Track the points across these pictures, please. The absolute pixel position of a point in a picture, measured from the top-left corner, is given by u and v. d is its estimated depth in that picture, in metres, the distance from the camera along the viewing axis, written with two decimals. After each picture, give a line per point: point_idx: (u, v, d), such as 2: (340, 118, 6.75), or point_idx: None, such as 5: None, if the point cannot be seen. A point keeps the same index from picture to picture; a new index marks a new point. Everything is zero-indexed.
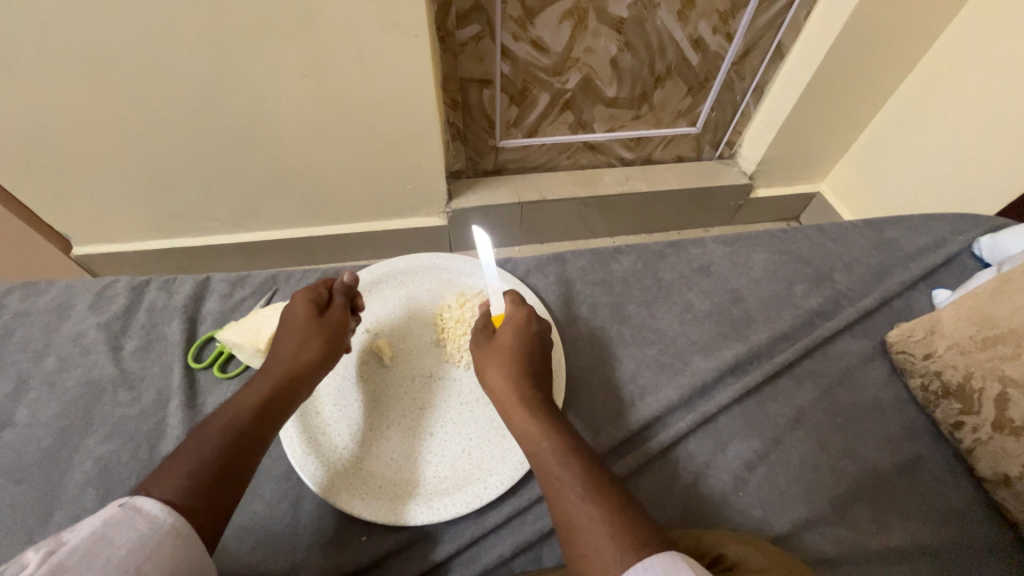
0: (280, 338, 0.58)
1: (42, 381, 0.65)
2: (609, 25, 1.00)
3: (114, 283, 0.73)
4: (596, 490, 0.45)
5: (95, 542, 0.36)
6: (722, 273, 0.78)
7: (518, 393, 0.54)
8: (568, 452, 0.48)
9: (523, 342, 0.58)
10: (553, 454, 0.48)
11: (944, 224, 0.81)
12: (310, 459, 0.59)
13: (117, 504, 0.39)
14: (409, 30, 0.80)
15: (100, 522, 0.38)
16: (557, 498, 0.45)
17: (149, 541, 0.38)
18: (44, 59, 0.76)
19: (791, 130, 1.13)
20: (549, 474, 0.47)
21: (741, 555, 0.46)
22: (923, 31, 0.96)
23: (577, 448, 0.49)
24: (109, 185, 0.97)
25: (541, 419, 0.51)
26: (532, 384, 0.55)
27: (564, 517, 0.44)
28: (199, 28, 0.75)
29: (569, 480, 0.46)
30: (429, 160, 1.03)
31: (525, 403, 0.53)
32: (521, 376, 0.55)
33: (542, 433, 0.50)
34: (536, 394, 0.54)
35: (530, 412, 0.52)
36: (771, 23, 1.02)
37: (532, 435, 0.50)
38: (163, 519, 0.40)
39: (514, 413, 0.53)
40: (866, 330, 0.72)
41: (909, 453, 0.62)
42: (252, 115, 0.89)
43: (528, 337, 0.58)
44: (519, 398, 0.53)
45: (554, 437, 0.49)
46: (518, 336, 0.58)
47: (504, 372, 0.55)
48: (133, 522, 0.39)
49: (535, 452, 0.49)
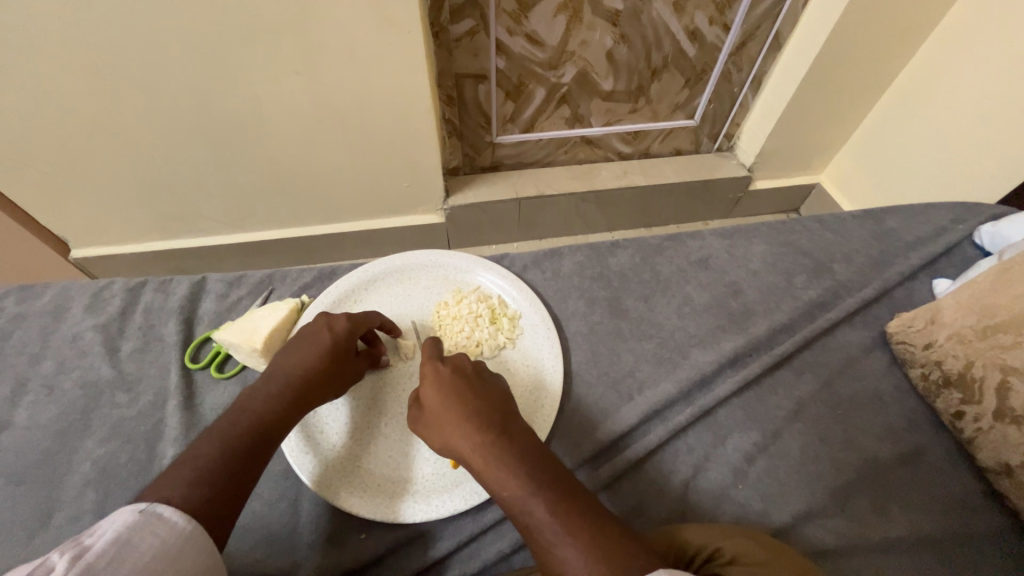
0: (291, 348, 0.57)
1: (40, 384, 0.65)
2: (604, 18, 0.99)
3: (110, 285, 0.73)
4: (573, 526, 0.43)
5: (121, 547, 0.37)
6: (720, 265, 0.77)
7: (471, 434, 0.48)
8: (535, 492, 0.45)
9: (459, 374, 0.53)
10: (522, 498, 0.45)
11: (945, 214, 0.81)
12: (308, 458, 0.59)
13: (137, 510, 0.40)
14: (402, 26, 0.79)
15: (124, 528, 0.39)
16: (538, 543, 0.43)
17: (171, 547, 0.39)
18: (35, 62, 0.76)
19: (789, 121, 1.12)
20: (524, 521, 0.44)
21: (740, 549, 0.46)
22: (923, 19, 0.95)
23: (545, 482, 0.45)
24: (106, 187, 0.97)
25: (501, 459, 0.47)
26: (483, 415, 0.49)
27: (545, 556, 0.43)
28: (191, 27, 0.74)
29: (541, 522, 0.43)
30: (425, 158, 1.03)
31: (477, 450, 0.48)
32: (463, 425, 0.49)
33: (507, 476, 0.46)
34: (490, 428, 0.49)
35: (488, 455, 0.47)
36: (769, 13, 1.01)
37: (498, 480, 0.46)
38: (181, 525, 0.41)
39: (472, 458, 0.48)
40: (867, 320, 0.72)
41: (910, 443, 0.62)
42: (247, 114, 0.89)
43: (446, 380, 0.52)
44: (473, 440, 0.48)
45: (519, 478, 0.45)
46: (457, 372, 0.53)
47: (449, 415, 0.50)
48: (153, 529, 0.40)
49: (503, 498, 0.46)
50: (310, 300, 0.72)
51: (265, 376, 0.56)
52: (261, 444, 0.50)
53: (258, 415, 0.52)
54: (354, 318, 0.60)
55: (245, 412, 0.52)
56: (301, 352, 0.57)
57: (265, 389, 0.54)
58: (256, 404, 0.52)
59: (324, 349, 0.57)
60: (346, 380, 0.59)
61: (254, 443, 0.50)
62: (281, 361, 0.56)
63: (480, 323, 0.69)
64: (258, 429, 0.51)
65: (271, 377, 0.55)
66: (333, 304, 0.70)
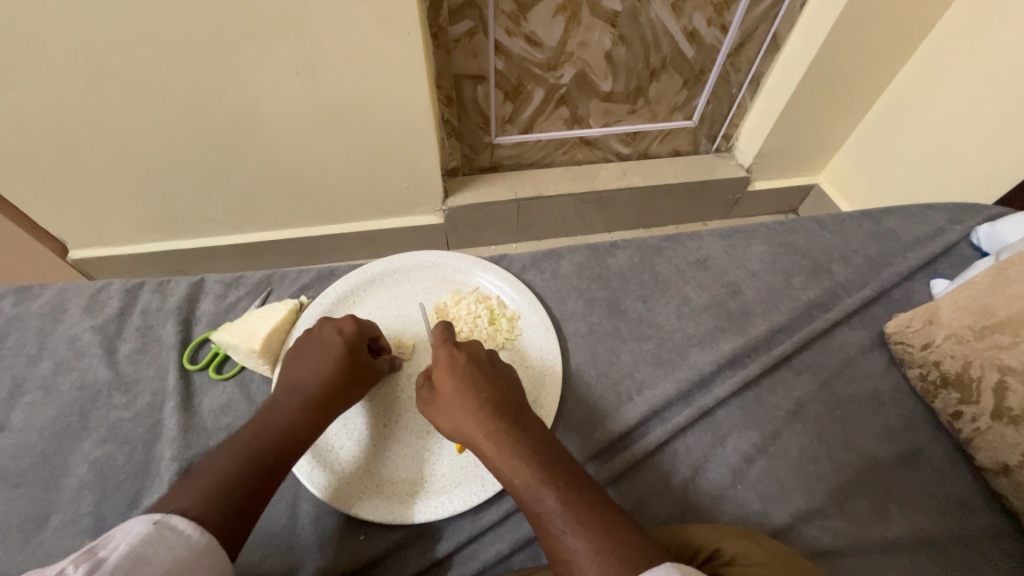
0: (304, 358, 0.58)
1: (37, 385, 0.64)
2: (603, 18, 0.99)
3: (108, 286, 0.73)
4: (584, 516, 0.43)
5: (135, 560, 0.37)
6: (719, 266, 0.78)
7: (486, 421, 0.49)
8: (547, 481, 0.45)
9: (475, 364, 0.54)
10: (533, 486, 0.45)
11: (942, 214, 0.81)
12: (309, 460, 0.59)
13: (150, 521, 0.40)
14: (400, 27, 0.79)
15: (138, 540, 0.38)
16: (547, 531, 0.43)
17: (185, 561, 0.39)
18: (32, 62, 0.75)
19: (788, 122, 1.12)
20: (534, 510, 0.44)
21: (740, 549, 0.46)
22: (920, 20, 0.95)
23: (556, 470, 0.46)
24: (104, 188, 0.97)
25: (515, 447, 0.47)
26: (498, 403, 0.50)
27: (554, 547, 0.43)
28: (187, 25, 0.74)
29: (551, 512, 0.44)
30: (423, 159, 1.03)
31: (491, 438, 0.48)
32: (479, 414, 0.49)
33: (519, 464, 0.46)
34: (504, 416, 0.49)
35: (502, 442, 0.48)
36: (767, 14, 1.01)
37: (510, 467, 0.47)
38: (195, 538, 0.41)
39: (484, 445, 0.48)
40: (865, 320, 0.72)
41: (908, 443, 0.62)
42: (245, 115, 0.88)
43: (461, 369, 0.53)
44: (487, 428, 0.49)
45: (531, 466, 0.46)
46: (472, 361, 0.54)
47: (461, 403, 0.50)
48: (168, 542, 0.39)
49: (515, 487, 0.46)
50: (309, 301, 0.72)
51: (285, 388, 0.56)
52: (282, 454, 0.51)
53: (281, 426, 0.52)
54: (361, 322, 0.61)
55: (267, 424, 0.52)
56: (315, 360, 0.57)
57: (286, 401, 0.54)
58: (277, 416, 0.53)
59: (339, 353, 0.57)
60: (362, 383, 0.59)
61: (274, 454, 0.50)
62: (296, 373, 0.57)
63: (479, 323, 0.69)
64: (278, 439, 0.51)
65: (289, 391, 0.55)
66: (333, 305, 0.70)
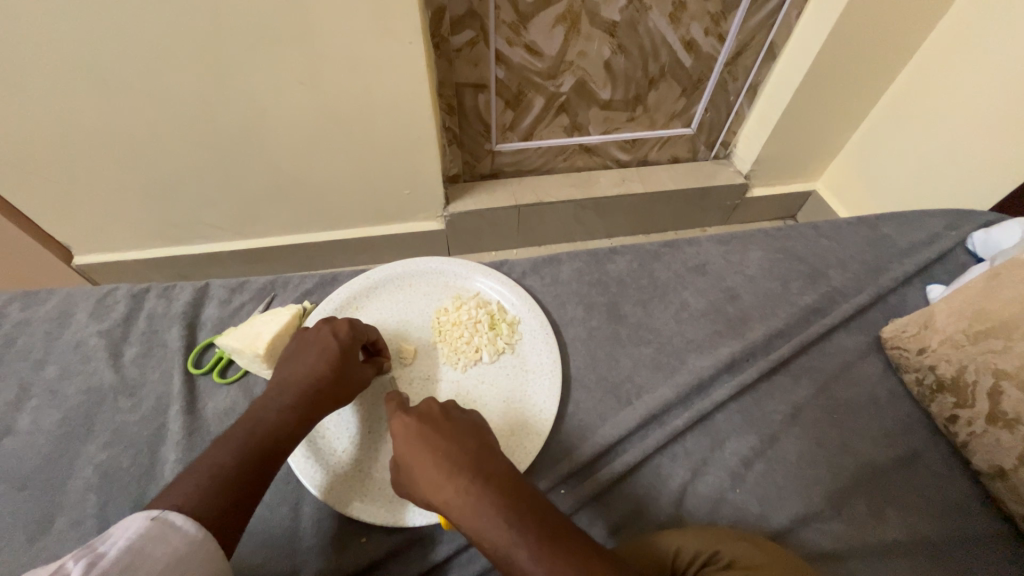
0: (297, 357, 0.58)
1: (43, 389, 0.65)
2: (602, 29, 1.01)
3: (114, 291, 0.74)
4: (559, 570, 0.42)
5: (133, 554, 0.39)
6: (717, 272, 0.78)
7: (448, 482, 0.47)
8: (517, 539, 0.43)
9: (430, 426, 0.51)
10: (505, 547, 0.43)
11: (939, 220, 0.82)
12: (311, 464, 0.59)
13: (148, 518, 0.42)
14: (403, 37, 0.81)
15: (136, 535, 0.40)
16: None
17: (183, 555, 0.41)
18: (40, 70, 0.77)
19: (785, 129, 1.13)
20: (511, 571, 0.43)
21: (740, 553, 0.47)
22: (913, 30, 0.97)
23: (527, 524, 0.44)
24: (108, 194, 0.98)
25: (481, 509, 0.45)
26: (460, 464, 0.48)
27: None
28: (195, 33, 0.76)
29: (527, 571, 0.42)
30: (424, 166, 1.04)
31: (456, 504, 0.46)
32: (442, 481, 0.47)
33: (487, 526, 0.44)
34: (467, 476, 0.47)
35: (468, 506, 0.45)
36: (763, 23, 1.03)
37: (479, 530, 0.45)
38: (192, 533, 0.42)
39: (452, 511, 0.46)
40: (862, 326, 0.72)
41: (906, 447, 0.62)
42: (251, 122, 0.90)
43: (415, 436, 0.50)
44: (450, 489, 0.47)
45: (500, 525, 0.44)
46: (425, 420, 0.51)
47: (424, 471, 0.48)
48: (166, 536, 0.41)
49: (487, 549, 0.45)
50: (312, 306, 0.73)
51: (277, 385, 0.56)
52: (274, 452, 0.51)
53: (271, 424, 0.53)
54: (356, 323, 0.61)
55: (260, 421, 0.53)
56: (309, 360, 0.57)
57: (277, 399, 0.55)
58: (268, 415, 0.53)
59: (331, 355, 0.57)
60: (355, 387, 0.60)
61: (267, 452, 0.51)
62: (289, 371, 0.57)
63: (479, 329, 0.70)
64: (271, 437, 0.52)
65: (281, 388, 0.56)
66: (334, 311, 0.71)
